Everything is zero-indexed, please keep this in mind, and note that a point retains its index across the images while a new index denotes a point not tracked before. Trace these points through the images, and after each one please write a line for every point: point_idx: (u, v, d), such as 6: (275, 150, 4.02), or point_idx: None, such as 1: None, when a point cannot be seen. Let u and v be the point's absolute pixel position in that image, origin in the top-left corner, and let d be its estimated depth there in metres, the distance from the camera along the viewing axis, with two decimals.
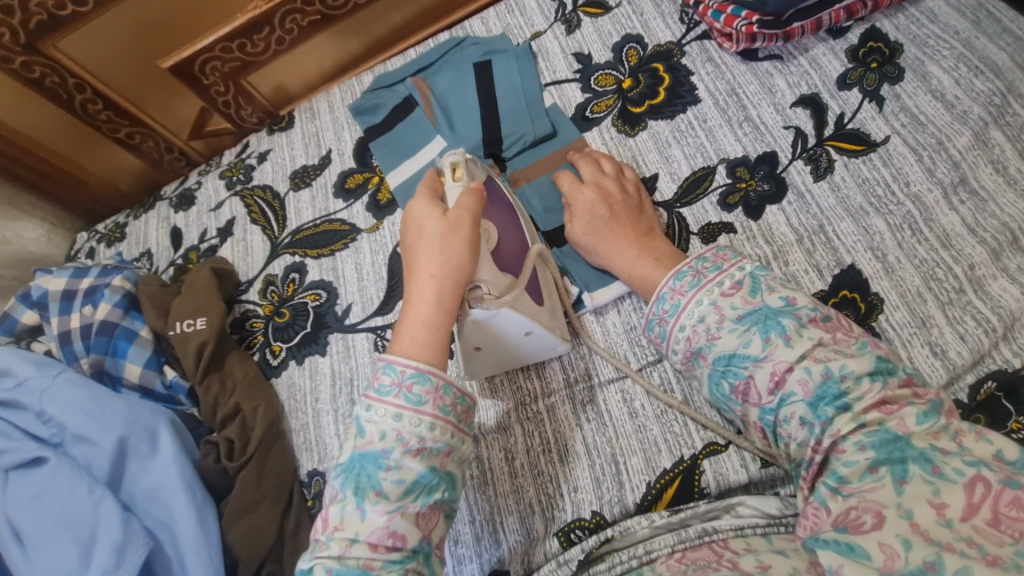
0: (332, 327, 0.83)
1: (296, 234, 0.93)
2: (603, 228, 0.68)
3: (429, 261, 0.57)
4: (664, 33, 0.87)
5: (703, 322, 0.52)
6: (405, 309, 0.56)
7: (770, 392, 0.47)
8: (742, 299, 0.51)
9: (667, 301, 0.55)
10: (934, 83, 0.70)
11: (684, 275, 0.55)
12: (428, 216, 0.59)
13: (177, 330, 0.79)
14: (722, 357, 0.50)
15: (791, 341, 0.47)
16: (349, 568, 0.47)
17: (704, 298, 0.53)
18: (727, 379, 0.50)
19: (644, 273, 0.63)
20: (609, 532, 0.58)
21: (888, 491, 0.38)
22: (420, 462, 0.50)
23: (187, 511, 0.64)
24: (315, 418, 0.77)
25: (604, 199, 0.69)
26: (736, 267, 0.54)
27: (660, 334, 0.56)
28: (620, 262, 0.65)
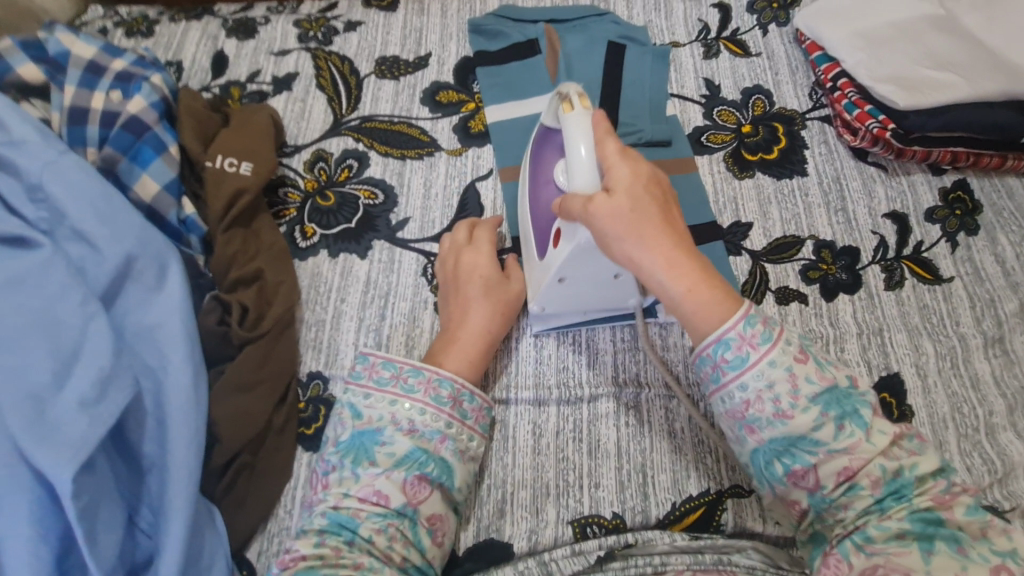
0: (379, 233, 0.75)
1: (366, 121, 0.83)
2: (655, 221, 0.50)
3: (478, 300, 0.66)
4: (792, 100, 0.89)
5: (772, 388, 0.47)
6: (451, 348, 0.63)
7: (834, 481, 0.46)
8: (818, 374, 0.47)
9: (730, 349, 0.48)
10: (999, 249, 0.79)
11: (753, 320, 0.49)
12: (479, 262, 0.68)
13: (215, 164, 0.68)
14: (784, 437, 0.47)
15: (872, 435, 0.46)
16: (340, 514, 0.52)
17: (778, 360, 0.47)
18: (784, 460, 0.47)
19: (706, 310, 0.49)
20: (631, 538, 0.58)
21: (915, 558, 0.42)
22: (411, 439, 0.56)
23: (183, 367, 0.54)
24: (335, 318, 0.70)
25: (651, 180, 0.52)
26: (786, 340, 0.49)
27: (712, 379, 0.50)
28: (672, 272, 0.49)
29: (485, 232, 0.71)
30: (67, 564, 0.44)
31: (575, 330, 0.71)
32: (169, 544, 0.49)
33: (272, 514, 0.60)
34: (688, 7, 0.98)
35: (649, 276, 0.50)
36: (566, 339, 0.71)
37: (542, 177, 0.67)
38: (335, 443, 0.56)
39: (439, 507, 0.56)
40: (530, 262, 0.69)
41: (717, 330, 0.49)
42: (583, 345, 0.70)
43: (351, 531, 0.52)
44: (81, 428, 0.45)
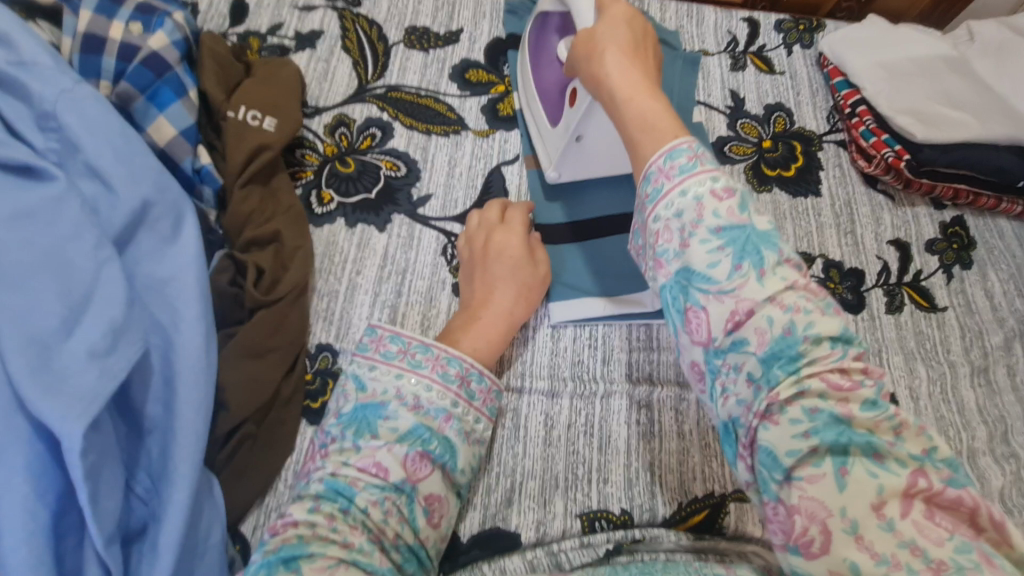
0: (400, 207, 0.73)
1: (392, 91, 0.81)
2: (620, 45, 0.55)
3: (507, 282, 0.65)
4: (811, 121, 0.92)
5: (679, 218, 0.44)
6: (470, 325, 0.62)
7: (723, 331, 0.41)
8: (728, 209, 0.43)
9: (650, 183, 0.46)
10: (989, 284, 0.82)
11: (680, 154, 0.46)
12: (511, 242, 0.67)
13: (237, 115, 0.64)
14: (683, 272, 0.43)
15: (764, 277, 0.41)
16: (337, 481, 0.50)
17: (689, 189, 0.44)
18: (679, 299, 0.43)
19: (644, 116, 0.50)
20: (638, 534, 0.59)
21: (830, 485, 0.36)
22: (415, 416, 0.55)
23: (196, 326, 0.51)
24: (348, 290, 0.67)
25: (634, 28, 0.58)
26: (714, 178, 0.44)
27: (638, 220, 0.48)
28: (621, 80, 0.53)
29: (516, 213, 0.70)
30: (64, 524, 0.40)
31: (592, 325, 0.71)
32: (171, 509, 0.45)
33: (270, 489, 0.57)
34: (720, 18, 0.98)
35: (603, 83, 0.54)
36: (582, 332, 0.70)
37: (543, 62, 0.76)
38: (337, 415, 0.55)
39: (439, 488, 0.54)
40: (543, 139, 0.76)
41: (653, 147, 0.48)
42: (599, 340, 0.70)
43: (347, 500, 0.49)
44: (90, 381, 0.41)
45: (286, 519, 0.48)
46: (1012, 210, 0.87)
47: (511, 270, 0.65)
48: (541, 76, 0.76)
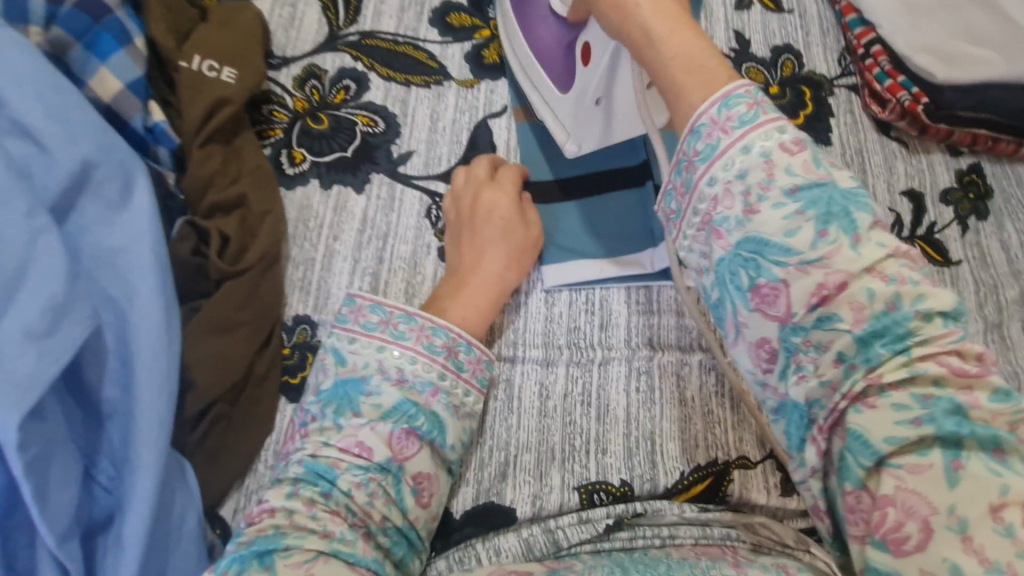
0: (378, 165, 0.67)
1: (367, 38, 0.73)
2: None
3: (497, 243, 0.60)
4: (822, 64, 0.85)
5: (743, 178, 0.39)
6: (456, 292, 0.58)
7: (806, 306, 0.36)
8: (803, 165, 0.38)
9: (701, 138, 0.41)
10: (1005, 235, 0.78)
11: (737, 102, 0.41)
12: (501, 201, 0.62)
13: (192, 65, 0.58)
14: (751, 241, 0.39)
15: (859, 245, 0.36)
16: (317, 463, 0.48)
17: (754, 144, 0.39)
18: (747, 272, 0.39)
19: (689, 58, 0.44)
20: (640, 507, 0.56)
21: (938, 481, 0.32)
22: (399, 390, 0.51)
23: (152, 300, 0.46)
24: (326, 258, 0.63)
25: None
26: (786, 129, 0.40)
27: (684, 183, 0.43)
28: (655, 15, 0.45)
29: (508, 172, 0.65)
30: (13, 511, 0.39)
31: (588, 289, 0.66)
32: (134, 498, 0.42)
33: (249, 470, 0.54)
34: None
35: (632, 18, 0.46)
36: (578, 297, 0.66)
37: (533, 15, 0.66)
38: (316, 392, 0.51)
39: (427, 466, 0.51)
40: (554, 110, 0.68)
41: (703, 95, 0.42)
42: (596, 305, 0.66)
43: (329, 483, 0.47)
44: (28, 364, 0.38)
45: (262, 507, 0.46)
46: None
47: (502, 234, 0.61)
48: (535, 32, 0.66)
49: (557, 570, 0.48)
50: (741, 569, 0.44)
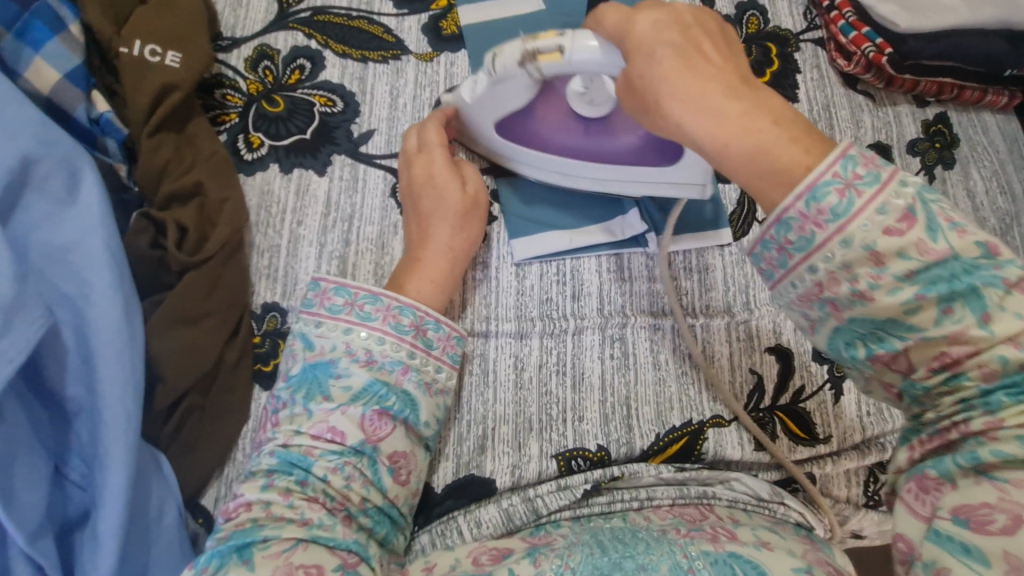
0: (339, 146, 0.66)
1: (318, 14, 0.71)
2: (687, 77, 0.43)
3: (439, 216, 0.59)
4: (787, 18, 0.84)
5: (848, 270, 0.38)
6: (411, 269, 0.58)
7: (928, 369, 0.38)
8: (918, 246, 0.37)
9: (791, 230, 0.39)
10: (971, 183, 0.78)
11: (825, 190, 0.38)
12: (434, 171, 0.60)
13: (133, 51, 0.56)
14: (868, 320, 0.39)
15: (990, 322, 0.36)
16: (290, 452, 0.48)
17: (853, 238, 0.37)
18: (867, 345, 0.39)
19: (763, 151, 0.41)
20: (617, 471, 0.58)
21: None
22: (368, 371, 0.51)
23: (108, 296, 0.45)
24: (291, 243, 0.62)
25: (675, 24, 0.45)
26: (900, 182, 0.38)
27: (778, 262, 0.41)
28: (710, 125, 0.42)
29: (434, 135, 0.62)
30: None
31: (559, 260, 0.66)
32: (106, 494, 0.42)
33: (227, 459, 0.54)
34: None
35: (686, 134, 0.43)
36: (549, 269, 0.66)
37: (553, 138, 0.63)
38: (285, 378, 0.52)
39: (402, 445, 0.52)
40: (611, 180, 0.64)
41: (788, 192, 0.40)
42: (567, 275, 0.66)
43: (304, 471, 0.48)
44: None
45: (238, 501, 0.47)
46: (997, 103, 0.82)
47: (440, 205, 0.59)
48: (569, 147, 0.63)
49: (538, 548, 0.49)
50: (720, 546, 0.46)
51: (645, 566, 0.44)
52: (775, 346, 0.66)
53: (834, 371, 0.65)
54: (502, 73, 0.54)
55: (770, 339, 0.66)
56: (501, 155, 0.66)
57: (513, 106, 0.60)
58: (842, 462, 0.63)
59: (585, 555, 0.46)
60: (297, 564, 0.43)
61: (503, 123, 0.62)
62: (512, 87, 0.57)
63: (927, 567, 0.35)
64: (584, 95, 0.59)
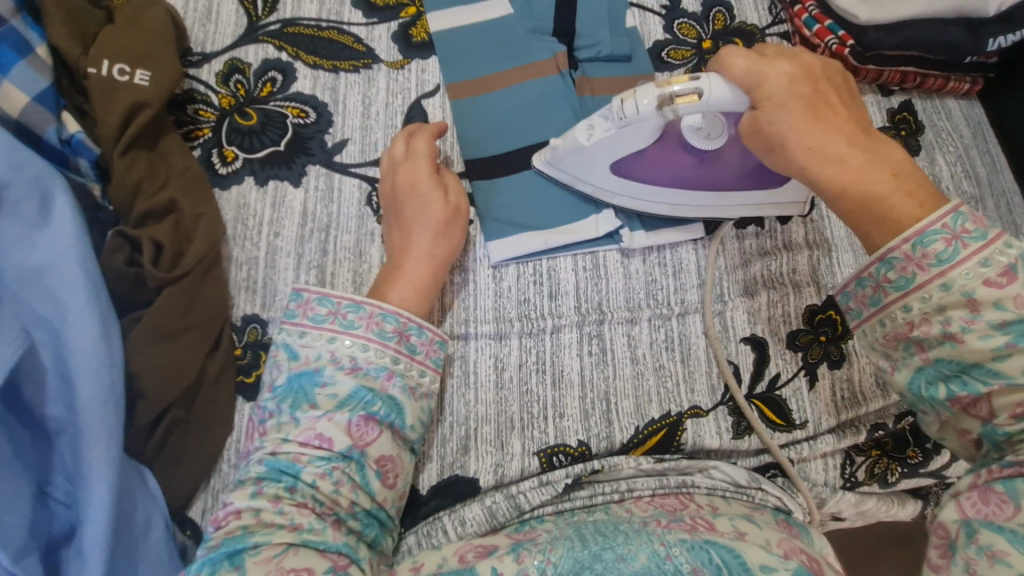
0: (314, 157, 0.67)
1: (288, 26, 0.72)
2: (812, 131, 0.50)
3: (421, 223, 0.60)
4: (752, 14, 0.85)
5: (942, 312, 0.44)
6: (392, 274, 0.59)
7: (1010, 414, 0.42)
8: (1014, 301, 0.42)
9: (893, 270, 0.46)
10: (936, 168, 0.80)
11: (932, 237, 0.44)
12: (420, 178, 0.61)
13: (101, 71, 0.56)
14: (954, 361, 0.44)
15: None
16: (278, 460, 0.49)
17: (956, 281, 0.43)
18: (950, 385, 0.44)
19: (878, 197, 0.48)
20: (597, 464, 0.59)
21: None
22: (354, 378, 0.52)
23: (87, 317, 0.46)
24: (268, 255, 0.63)
25: (804, 78, 0.51)
26: (1004, 244, 0.43)
27: (872, 300, 0.47)
28: (838, 174, 0.49)
29: (421, 143, 0.63)
30: None
31: (535, 260, 0.67)
32: (91, 512, 0.43)
33: (214, 470, 0.54)
34: None
35: (810, 175, 0.51)
36: (526, 269, 0.67)
37: (666, 174, 0.64)
38: (271, 388, 0.52)
39: (389, 448, 0.53)
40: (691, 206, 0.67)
41: (896, 236, 0.46)
42: (544, 275, 0.67)
43: (292, 477, 0.48)
44: None
45: (227, 510, 0.47)
46: (959, 90, 0.84)
47: (423, 211, 0.60)
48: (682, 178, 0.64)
49: (522, 543, 0.50)
50: (695, 534, 0.47)
51: (623, 556, 0.45)
52: (750, 337, 0.67)
53: (809, 357, 0.67)
54: (633, 116, 0.56)
55: (744, 330, 0.68)
56: (607, 193, 0.66)
57: (630, 149, 0.62)
58: (818, 446, 0.65)
59: (566, 550, 0.47)
60: (288, 568, 0.44)
61: (618, 161, 0.63)
62: (637, 129, 0.58)
63: (980, 550, 0.38)
64: (699, 130, 0.61)
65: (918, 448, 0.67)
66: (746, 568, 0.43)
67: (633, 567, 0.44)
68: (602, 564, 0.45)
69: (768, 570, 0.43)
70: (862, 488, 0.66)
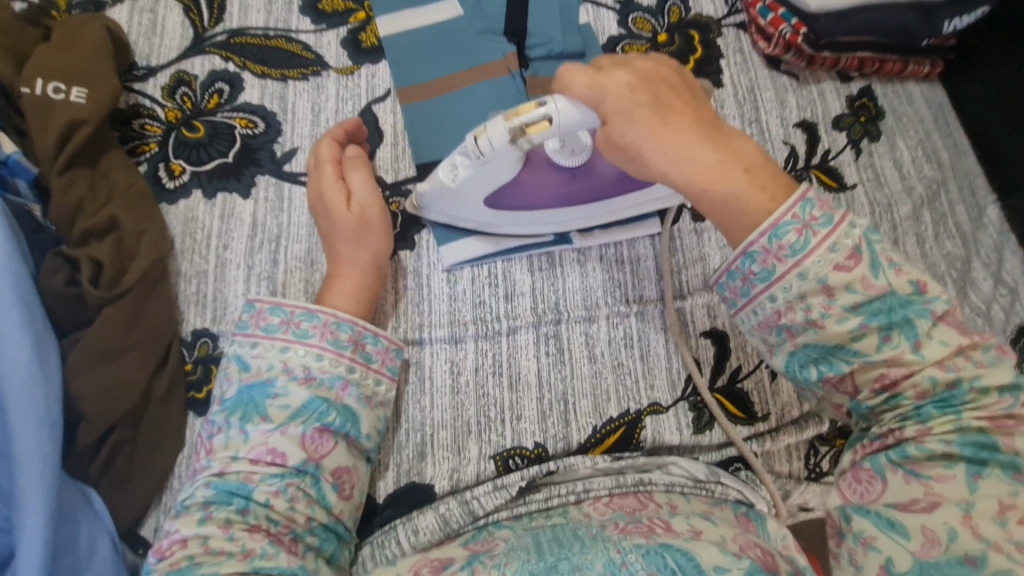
0: (263, 167, 0.66)
1: (235, 37, 0.71)
2: (660, 138, 0.48)
3: (338, 238, 0.60)
4: (708, 4, 0.84)
5: (804, 299, 0.44)
6: (328, 287, 0.59)
7: (874, 390, 0.43)
8: (864, 282, 0.43)
9: (756, 262, 0.45)
10: (897, 153, 0.79)
11: (785, 229, 0.44)
12: (327, 193, 0.60)
13: (36, 91, 0.56)
14: (819, 345, 0.44)
15: (921, 347, 0.42)
16: (228, 481, 0.48)
17: (809, 272, 0.43)
18: (820, 366, 0.45)
19: (734, 195, 0.47)
20: (552, 466, 0.59)
21: (960, 484, 0.39)
22: (307, 389, 0.52)
23: (18, 338, 0.46)
24: (218, 268, 0.62)
25: (643, 83, 0.49)
26: (849, 224, 0.44)
27: (742, 292, 0.47)
28: (691, 176, 0.48)
29: (324, 157, 0.61)
30: None
31: (490, 263, 0.67)
32: (26, 536, 0.43)
33: (165, 488, 0.54)
34: None
35: (670, 182, 0.49)
36: (480, 272, 0.67)
37: (542, 196, 0.61)
38: (219, 402, 0.51)
39: (345, 460, 0.52)
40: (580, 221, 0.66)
41: (754, 229, 0.46)
42: (499, 278, 0.67)
43: (243, 498, 0.47)
44: None
45: (173, 539, 0.46)
46: (920, 73, 0.83)
47: (333, 225, 0.60)
48: (559, 202, 0.62)
49: (479, 556, 0.48)
50: (652, 539, 0.44)
51: (579, 566, 0.42)
52: (710, 330, 0.66)
53: None
54: (490, 152, 0.53)
55: (705, 324, 0.67)
56: (490, 225, 0.65)
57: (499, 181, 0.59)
58: (782, 438, 0.64)
59: (521, 563, 0.44)
60: None
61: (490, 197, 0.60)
62: (499, 163, 0.55)
63: (855, 538, 0.40)
64: (563, 147, 0.57)
65: None
66: (700, 569, 0.40)
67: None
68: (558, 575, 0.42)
69: (721, 572, 0.40)
70: (827, 479, 0.65)
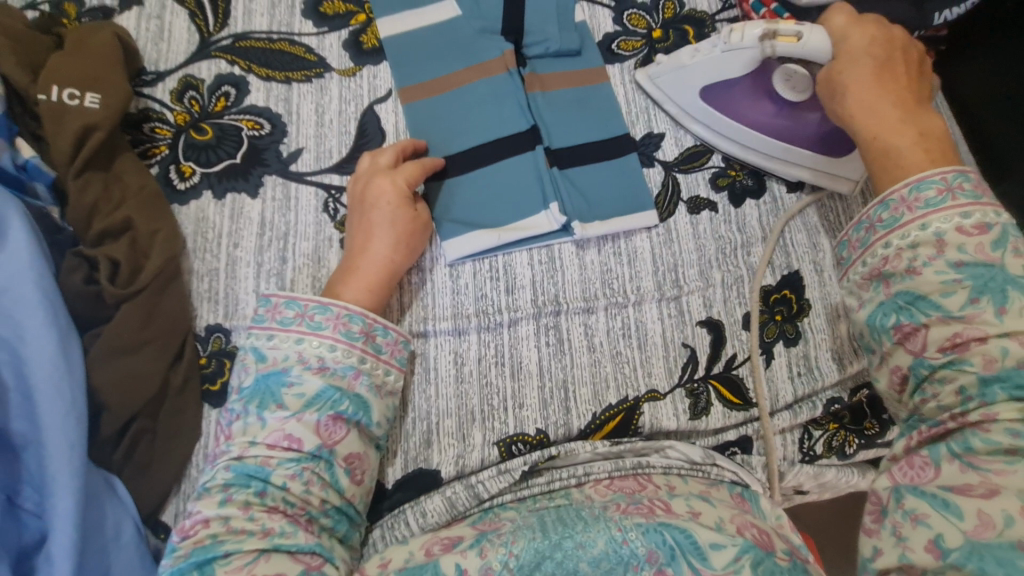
0: (269, 167, 0.68)
1: (240, 40, 0.73)
2: (869, 82, 0.55)
3: (382, 232, 0.62)
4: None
5: (915, 248, 0.47)
6: (348, 277, 0.61)
7: (940, 349, 0.44)
8: (977, 247, 0.45)
9: (887, 209, 0.49)
10: None
11: (928, 186, 0.48)
12: (388, 188, 0.63)
13: (51, 97, 0.59)
14: (908, 293, 0.47)
15: (1005, 314, 0.43)
16: (247, 465, 0.50)
17: (933, 225, 0.47)
18: (899, 316, 0.47)
19: (896, 150, 0.52)
20: (554, 450, 0.61)
21: (1018, 477, 0.38)
22: (322, 378, 0.54)
23: (46, 334, 0.49)
24: (228, 265, 0.64)
25: (886, 43, 0.56)
26: (993, 211, 0.46)
27: (861, 240, 0.51)
28: (874, 120, 0.54)
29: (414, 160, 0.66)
30: None
31: (492, 257, 0.69)
32: (58, 520, 0.45)
33: (184, 475, 0.57)
34: None
35: (850, 123, 0.55)
36: (482, 266, 0.69)
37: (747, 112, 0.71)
38: (237, 391, 0.54)
39: (358, 446, 0.55)
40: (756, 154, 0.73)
41: (897, 183, 0.50)
42: (500, 271, 0.69)
43: (262, 482, 0.50)
44: None
45: (195, 519, 0.48)
46: None
47: (385, 220, 0.62)
48: (754, 121, 0.71)
49: (486, 534, 0.49)
50: (651, 518, 0.47)
51: (582, 544, 0.45)
52: (706, 319, 0.68)
53: (765, 337, 0.68)
54: (738, 44, 0.66)
55: (701, 313, 0.68)
56: (689, 117, 0.74)
57: (726, 74, 0.70)
58: (776, 422, 0.66)
59: (527, 541, 0.46)
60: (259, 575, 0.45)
61: (706, 87, 0.72)
62: (739, 57, 0.68)
63: (906, 514, 0.41)
64: (789, 81, 0.68)
65: (875, 419, 0.68)
66: (699, 549, 0.43)
67: (591, 554, 0.44)
68: (562, 553, 0.45)
69: (717, 548, 0.42)
70: (820, 461, 0.67)
